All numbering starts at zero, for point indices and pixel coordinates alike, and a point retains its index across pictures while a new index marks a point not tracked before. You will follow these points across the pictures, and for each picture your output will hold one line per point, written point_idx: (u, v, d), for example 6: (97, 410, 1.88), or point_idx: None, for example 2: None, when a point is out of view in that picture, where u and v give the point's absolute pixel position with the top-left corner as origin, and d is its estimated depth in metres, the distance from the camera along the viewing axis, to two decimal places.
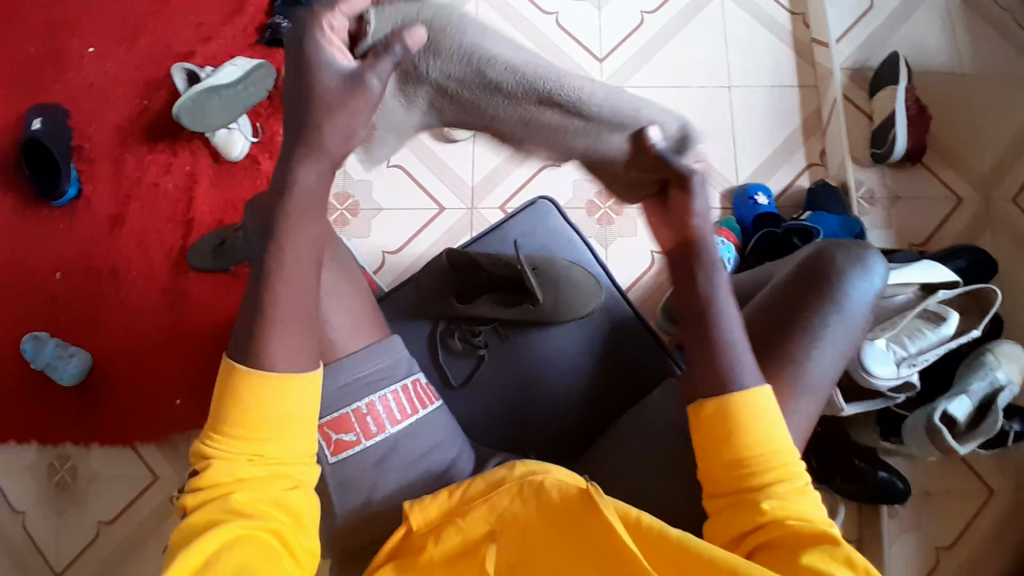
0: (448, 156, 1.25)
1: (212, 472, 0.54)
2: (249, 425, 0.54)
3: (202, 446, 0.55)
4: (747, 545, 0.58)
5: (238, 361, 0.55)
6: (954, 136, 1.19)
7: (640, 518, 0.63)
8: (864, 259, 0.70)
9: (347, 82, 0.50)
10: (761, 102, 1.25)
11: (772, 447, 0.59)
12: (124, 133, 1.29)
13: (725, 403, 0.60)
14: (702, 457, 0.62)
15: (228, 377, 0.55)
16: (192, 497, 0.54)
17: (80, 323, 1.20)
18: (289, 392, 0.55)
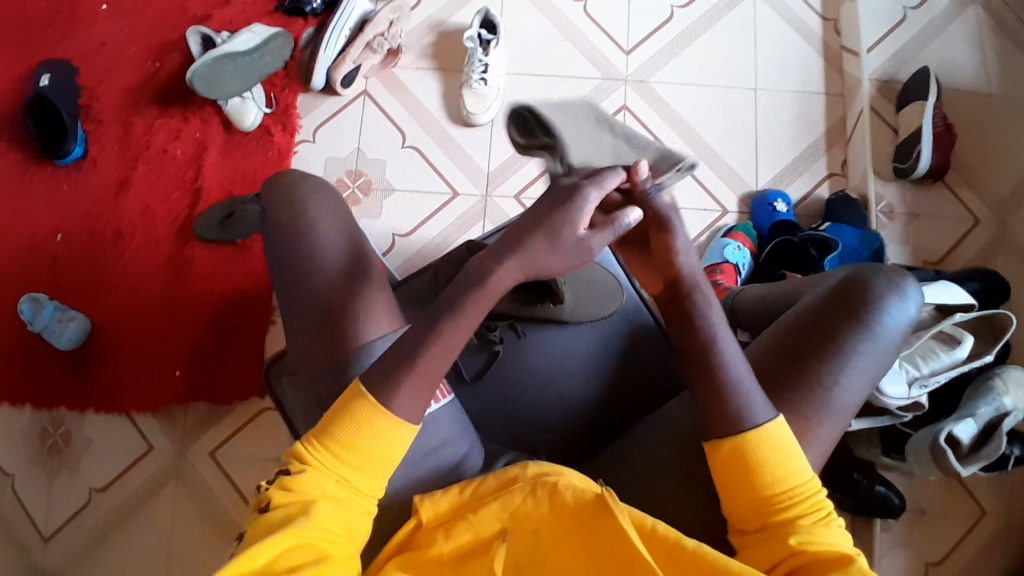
0: (465, 140, 1.23)
1: (303, 478, 0.56)
2: (353, 451, 0.57)
3: (303, 450, 0.58)
4: (783, 571, 0.60)
5: (365, 388, 0.59)
6: (976, 156, 1.18)
7: (654, 527, 0.64)
8: (902, 287, 0.75)
9: (577, 245, 0.59)
10: (786, 108, 1.23)
11: (796, 483, 0.62)
12: (136, 95, 1.26)
13: (740, 442, 0.63)
14: (728, 491, 0.64)
15: (351, 400, 0.59)
16: (279, 494, 0.56)
17: (81, 288, 1.17)
18: (387, 430, 0.58)
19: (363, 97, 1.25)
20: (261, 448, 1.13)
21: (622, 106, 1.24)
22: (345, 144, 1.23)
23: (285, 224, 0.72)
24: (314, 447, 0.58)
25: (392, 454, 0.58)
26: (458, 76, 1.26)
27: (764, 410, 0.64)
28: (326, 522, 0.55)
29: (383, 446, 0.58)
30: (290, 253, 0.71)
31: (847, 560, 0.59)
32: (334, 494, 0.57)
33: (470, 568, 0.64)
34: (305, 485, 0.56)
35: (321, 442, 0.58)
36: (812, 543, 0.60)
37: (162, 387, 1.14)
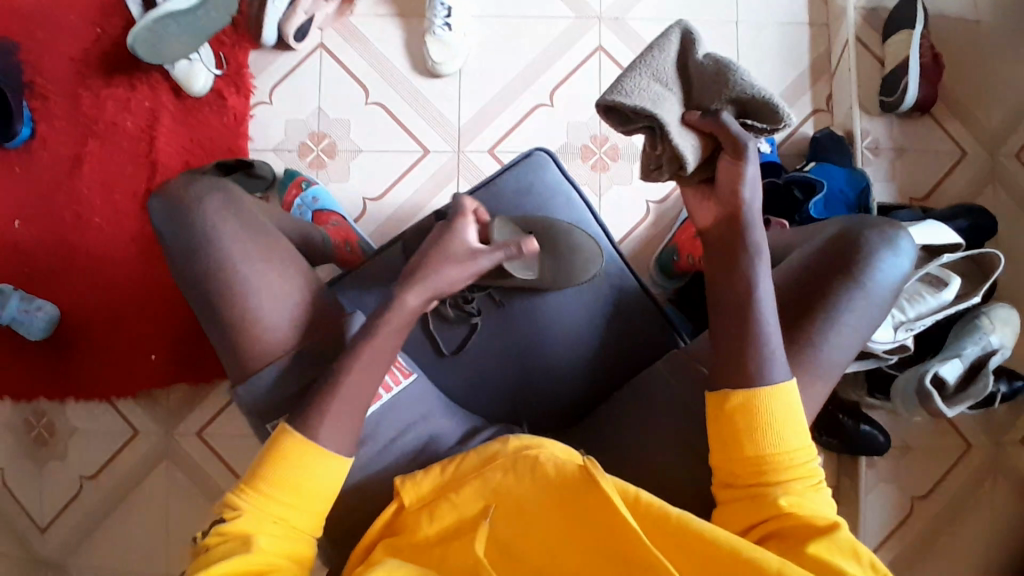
0: (432, 92, 1.17)
1: (238, 522, 0.55)
2: (287, 489, 0.57)
3: (234, 496, 0.57)
4: (758, 534, 0.60)
5: (291, 425, 0.59)
6: (964, 86, 1.14)
7: (638, 497, 0.60)
8: (894, 239, 0.73)
9: (467, 253, 0.65)
10: (770, 41, 1.17)
11: (790, 447, 0.62)
12: (77, 64, 1.17)
13: (752, 398, 0.62)
14: (720, 453, 0.64)
15: (279, 439, 0.59)
16: (213, 541, 0.55)
17: (44, 275, 1.13)
18: (318, 465, 0.58)
19: (320, 52, 1.17)
20: (248, 425, 1.12)
21: (596, 47, 1.18)
22: (306, 104, 1.16)
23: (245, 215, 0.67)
24: (244, 491, 0.57)
25: (321, 477, 0.58)
26: (421, 24, 1.18)
27: (780, 370, 0.63)
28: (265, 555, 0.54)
29: (306, 469, 0.58)
30: (251, 247, 0.67)
31: (829, 528, 0.58)
32: (271, 532, 0.55)
33: (450, 551, 0.61)
34: (239, 529, 0.55)
35: (251, 485, 0.57)
36: (799, 508, 0.59)
37: (141, 370, 1.12)
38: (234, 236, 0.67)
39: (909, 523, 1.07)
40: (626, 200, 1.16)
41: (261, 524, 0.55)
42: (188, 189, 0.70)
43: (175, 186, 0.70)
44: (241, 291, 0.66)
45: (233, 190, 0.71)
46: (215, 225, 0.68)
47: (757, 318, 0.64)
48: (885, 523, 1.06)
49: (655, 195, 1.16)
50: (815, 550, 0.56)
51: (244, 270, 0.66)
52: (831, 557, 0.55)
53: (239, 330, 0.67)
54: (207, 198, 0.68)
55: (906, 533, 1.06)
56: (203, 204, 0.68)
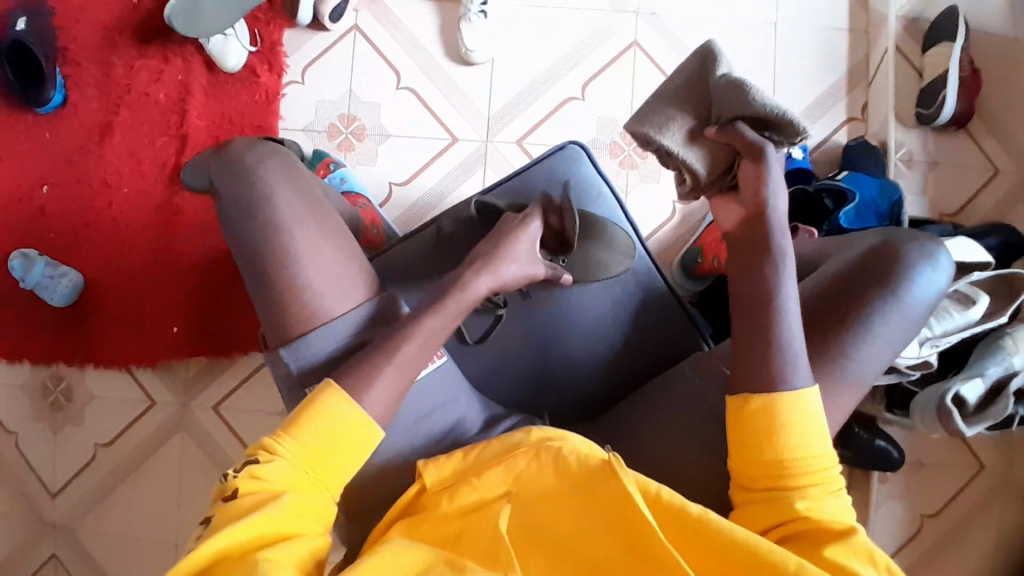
0: (464, 80, 1.16)
1: (275, 469, 0.57)
2: (323, 443, 0.59)
3: (271, 442, 0.58)
4: (775, 536, 0.60)
5: (333, 382, 0.61)
6: (1004, 102, 1.12)
7: (659, 493, 0.60)
8: (932, 253, 0.72)
9: (526, 266, 0.73)
10: (807, 46, 1.16)
11: (810, 452, 0.61)
12: (112, 34, 1.17)
13: (772, 402, 0.62)
14: (740, 454, 0.63)
15: (319, 394, 0.61)
16: (248, 483, 0.55)
17: (70, 241, 1.14)
18: (354, 424, 0.60)
19: (353, 33, 1.17)
20: (263, 402, 1.14)
21: (632, 42, 1.17)
22: (337, 85, 1.16)
23: (280, 194, 0.68)
24: (281, 437, 0.59)
25: (353, 438, 0.60)
26: (456, 10, 1.17)
27: (803, 375, 0.63)
28: (300, 503, 0.56)
29: (341, 429, 0.60)
30: (290, 226, 0.67)
31: (846, 533, 0.58)
32: (303, 483, 0.57)
33: (469, 534, 0.62)
34: (277, 475, 0.56)
35: (288, 433, 0.59)
36: (817, 512, 0.59)
37: (161, 342, 1.13)
38: (284, 210, 0.67)
39: (918, 539, 1.06)
40: (653, 198, 1.15)
41: (295, 473, 0.57)
42: (246, 157, 0.69)
43: (236, 153, 0.70)
44: (268, 272, 0.66)
45: (298, 170, 0.71)
46: (274, 195, 0.67)
47: (784, 326, 0.64)
48: (893, 538, 1.06)
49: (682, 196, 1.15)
50: (833, 554, 0.56)
51: (274, 249, 0.66)
52: (849, 561, 0.55)
53: (267, 309, 0.67)
54: (240, 177, 0.69)
55: (914, 548, 1.06)
56: (254, 176, 0.68)
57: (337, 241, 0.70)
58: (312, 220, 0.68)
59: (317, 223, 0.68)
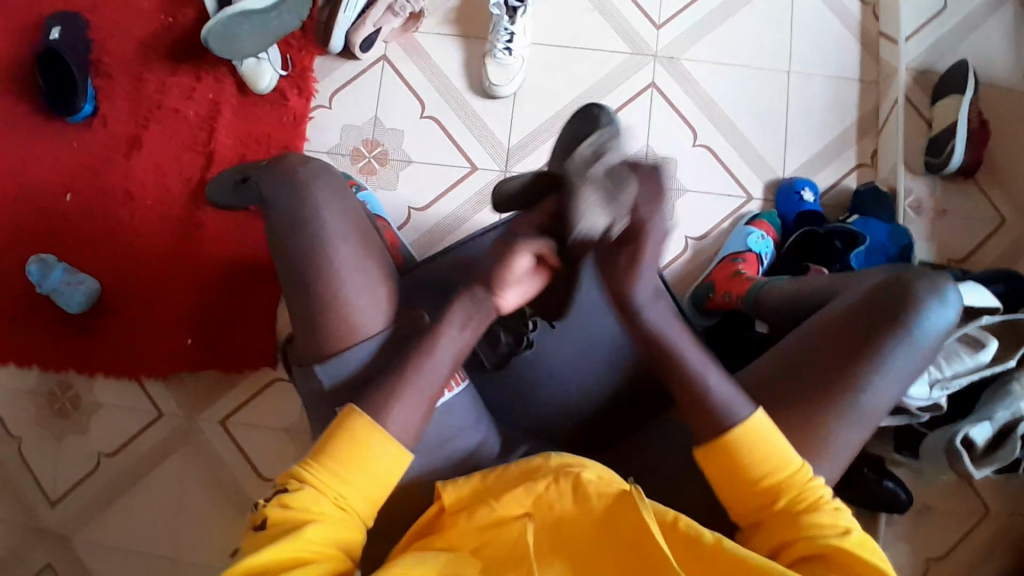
0: (487, 112, 1.19)
1: (302, 496, 0.60)
2: (348, 468, 0.63)
3: (300, 470, 0.62)
4: (784, 556, 0.60)
5: (357, 406, 0.66)
6: (1011, 154, 1.15)
7: (676, 519, 0.61)
8: (942, 289, 0.74)
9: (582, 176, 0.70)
10: (819, 93, 1.20)
11: (787, 472, 0.63)
12: (146, 50, 1.22)
13: (728, 436, 0.64)
14: (724, 480, 0.64)
15: (343, 420, 0.65)
16: (277, 512, 0.59)
17: (90, 250, 1.16)
18: (377, 446, 0.64)
19: (382, 63, 1.21)
20: (271, 419, 1.13)
21: (649, 83, 1.20)
22: (363, 111, 1.20)
23: (327, 211, 0.72)
24: (310, 465, 0.63)
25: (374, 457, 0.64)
26: (482, 46, 1.21)
27: (743, 404, 0.65)
28: (324, 529, 0.59)
29: (361, 449, 0.63)
30: (334, 241, 0.71)
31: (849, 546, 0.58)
32: (330, 512, 0.60)
33: (491, 552, 0.62)
34: (304, 503, 0.60)
35: (316, 461, 0.63)
36: (818, 528, 0.60)
37: (173, 354, 1.14)
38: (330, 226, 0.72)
39: None
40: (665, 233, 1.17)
41: (321, 501, 0.61)
42: (299, 171, 0.74)
43: (289, 167, 0.75)
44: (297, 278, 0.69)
45: (346, 194, 0.75)
46: (324, 211, 0.72)
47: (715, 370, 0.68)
48: None
49: (694, 232, 1.17)
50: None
51: None
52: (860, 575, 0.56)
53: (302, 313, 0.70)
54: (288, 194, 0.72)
55: None
56: (303, 192, 0.73)
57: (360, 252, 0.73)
58: (357, 236, 0.74)
59: (356, 239, 0.73)
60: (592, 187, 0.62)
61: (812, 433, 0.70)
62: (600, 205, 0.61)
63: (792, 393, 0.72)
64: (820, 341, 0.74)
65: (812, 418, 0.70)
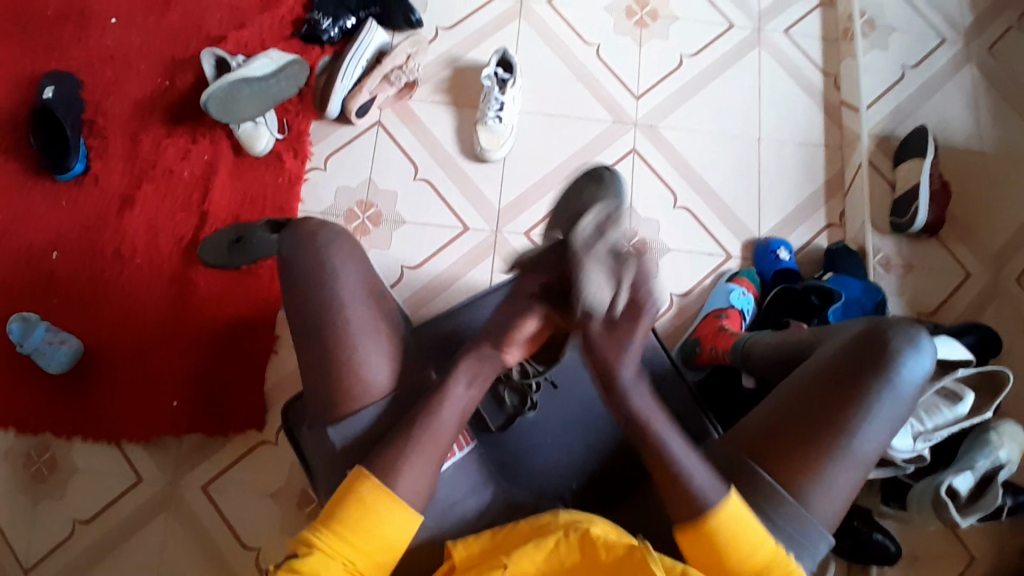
0: (478, 175, 1.24)
1: (310, 561, 0.62)
2: (357, 533, 0.65)
3: (310, 535, 0.64)
4: None
5: (367, 466, 0.68)
6: (969, 212, 1.24)
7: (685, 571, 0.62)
8: (915, 339, 0.78)
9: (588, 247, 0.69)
10: (788, 158, 1.28)
11: (768, 554, 0.68)
12: (142, 112, 1.24)
13: (710, 525, 0.67)
14: (710, 567, 0.68)
15: (351, 485, 0.67)
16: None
17: (75, 309, 1.14)
18: (387, 508, 0.66)
19: (377, 128, 1.25)
20: (258, 482, 1.11)
21: (631, 149, 1.27)
22: (357, 173, 1.23)
23: (349, 266, 0.78)
24: (320, 529, 0.65)
25: (383, 521, 0.66)
26: (473, 113, 1.27)
27: (715, 491, 0.68)
28: None
29: (368, 513, 0.66)
30: (353, 298, 0.77)
31: None
32: None
33: None
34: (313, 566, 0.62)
35: (325, 525, 0.65)
36: None
37: (158, 415, 1.11)
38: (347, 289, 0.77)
39: None
40: None
41: (330, 564, 0.63)
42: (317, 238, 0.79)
43: (311, 228, 0.80)
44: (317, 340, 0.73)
45: (362, 259, 0.81)
46: (341, 274, 0.77)
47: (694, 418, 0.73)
48: None
49: (679, 289, 1.21)
50: None
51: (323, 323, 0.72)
52: None
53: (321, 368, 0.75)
54: (307, 254, 0.78)
55: None
56: (322, 255, 0.78)
57: (368, 316, 0.77)
58: (376, 291, 0.79)
59: (375, 299, 0.79)
60: (600, 263, 0.66)
61: (806, 483, 0.74)
62: (603, 282, 0.65)
63: (788, 442, 0.75)
64: (807, 392, 0.77)
65: (805, 468, 0.74)
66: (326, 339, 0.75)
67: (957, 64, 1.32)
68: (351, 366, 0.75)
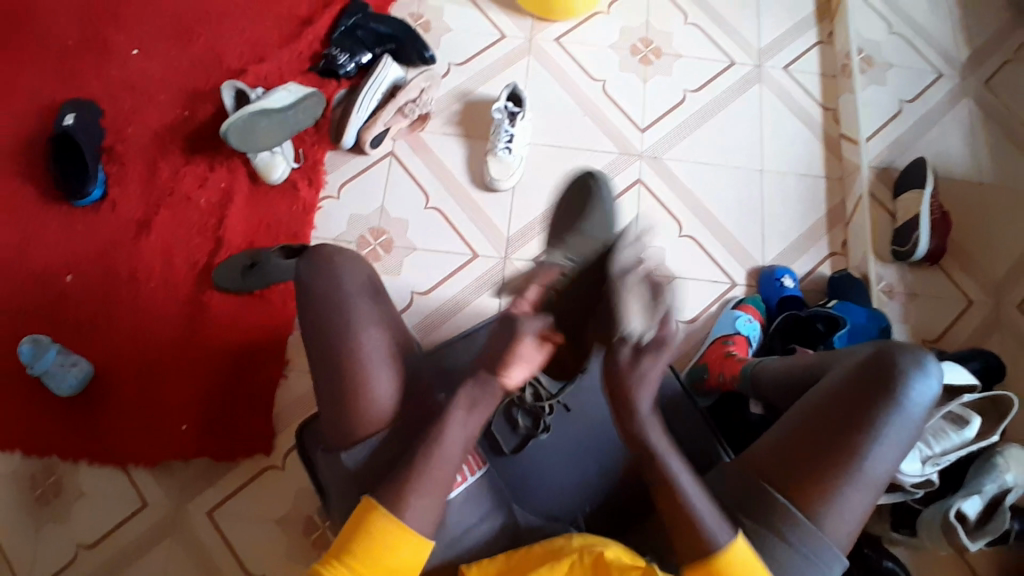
0: (487, 203, 1.27)
1: None
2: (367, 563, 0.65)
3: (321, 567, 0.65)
4: None
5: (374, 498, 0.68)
6: (970, 241, 1.26)
7: None
8: (922, 362, 0.79)
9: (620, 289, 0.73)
10: (790, 188, 1.31)
11: None
12: (161, 140, 1.28)
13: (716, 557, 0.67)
14: None
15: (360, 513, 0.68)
16: None
17: (88, 331, 1.16)
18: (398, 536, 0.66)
19: (389, 158, 1.29)
20: (265, 508, 1.10)
21: (637, 179, 1.31)
22: (370, 202, 1.26)
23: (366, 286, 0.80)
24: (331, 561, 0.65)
25: (393, 549, 0.66)
26: (484, 144, 1.31)
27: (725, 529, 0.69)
28: None
29: (376, 542, 0.66)
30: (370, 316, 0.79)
31: None
32: None
33: None
34: None
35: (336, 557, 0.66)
36: None
37: (167, 438, 1.11)
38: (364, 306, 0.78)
39: None
40: None
41: None
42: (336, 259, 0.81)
43: (326, 255, 0.82)
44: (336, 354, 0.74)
45: (375, 284, 0.82)
46: (357, 300, 0.79)
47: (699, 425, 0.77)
48: None
49: (686, 315, 1.23)
50: None
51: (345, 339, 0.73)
52: None
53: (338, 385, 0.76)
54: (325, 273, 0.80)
55: None
56: (339, 279, 0.80)
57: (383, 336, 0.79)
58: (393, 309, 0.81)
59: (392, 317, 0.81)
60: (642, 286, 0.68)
61: (818, 506, 0.74)
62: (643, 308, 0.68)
63: (800, 466, 0.76)
64: (818, 415, 0.78)
65: (818, 489, 0.74)
66: (344, 355, 0.77)
67: (954, 98, 1.37)
68: (367, 383, 0.76)
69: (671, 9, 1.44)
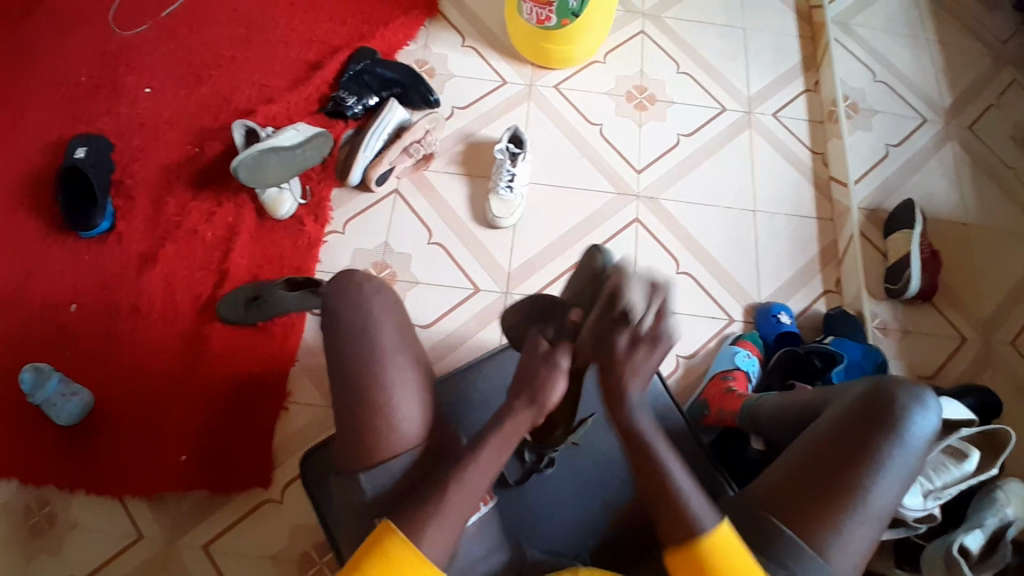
0: (489, 240, 1.30)
1: None
2: None
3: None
4: None
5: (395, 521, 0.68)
6: (959, 280, 1.29)
7: None
8: (921, 396, 0.80)
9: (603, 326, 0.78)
10: (782, 228, 1.35)
11: None
12: (169, 176, 1.31)
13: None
14: None
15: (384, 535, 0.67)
16: None
17: (87, 361, 1.16)
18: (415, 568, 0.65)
19: (394, 196, 1.32)
20: (259, 546, 1.08)
21: (634, 219, 1.34)
22: (374, 237, 1.29)
23: (376, 300, 0.82)
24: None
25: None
26: (485, 184, 1.35)
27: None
28: None
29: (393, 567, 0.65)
30: (379, 340, 0.79)
31: None
32: None
33: None
34: None
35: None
36: None
37: (161, 470, 1.10)
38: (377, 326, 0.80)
39: None
40: None
41: None
42: (356, 277, 0.84)
43: (355, 279, 0.83)
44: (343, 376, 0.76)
45: (386, 303, 0.83)
46: (379, 326, 0.80)
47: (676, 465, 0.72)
48: None
49: (684, 350, 1.24)
50: None
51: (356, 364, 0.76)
52: None
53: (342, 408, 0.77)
54: (338, 293, 0.82)
55: None
56: (361, 301, 0.81)
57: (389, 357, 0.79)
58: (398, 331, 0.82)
59: (400, 338, 0.81)
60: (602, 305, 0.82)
61: (824, 540, 0.74)
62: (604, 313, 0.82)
63: (805, 497, 0.76)
64: (820, 449, 0.79)
65: (823, 523, 0.74)
66: (349, 379, 0.77)
67: (938, 142, 1.43)
68: (370, 407, 0.76)
69: (664, 58, 1.51)
